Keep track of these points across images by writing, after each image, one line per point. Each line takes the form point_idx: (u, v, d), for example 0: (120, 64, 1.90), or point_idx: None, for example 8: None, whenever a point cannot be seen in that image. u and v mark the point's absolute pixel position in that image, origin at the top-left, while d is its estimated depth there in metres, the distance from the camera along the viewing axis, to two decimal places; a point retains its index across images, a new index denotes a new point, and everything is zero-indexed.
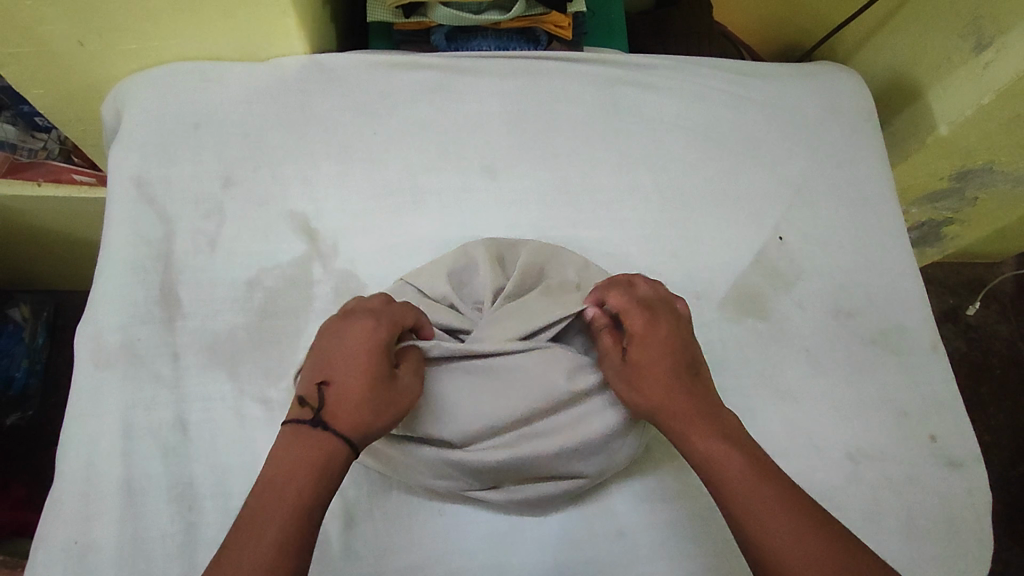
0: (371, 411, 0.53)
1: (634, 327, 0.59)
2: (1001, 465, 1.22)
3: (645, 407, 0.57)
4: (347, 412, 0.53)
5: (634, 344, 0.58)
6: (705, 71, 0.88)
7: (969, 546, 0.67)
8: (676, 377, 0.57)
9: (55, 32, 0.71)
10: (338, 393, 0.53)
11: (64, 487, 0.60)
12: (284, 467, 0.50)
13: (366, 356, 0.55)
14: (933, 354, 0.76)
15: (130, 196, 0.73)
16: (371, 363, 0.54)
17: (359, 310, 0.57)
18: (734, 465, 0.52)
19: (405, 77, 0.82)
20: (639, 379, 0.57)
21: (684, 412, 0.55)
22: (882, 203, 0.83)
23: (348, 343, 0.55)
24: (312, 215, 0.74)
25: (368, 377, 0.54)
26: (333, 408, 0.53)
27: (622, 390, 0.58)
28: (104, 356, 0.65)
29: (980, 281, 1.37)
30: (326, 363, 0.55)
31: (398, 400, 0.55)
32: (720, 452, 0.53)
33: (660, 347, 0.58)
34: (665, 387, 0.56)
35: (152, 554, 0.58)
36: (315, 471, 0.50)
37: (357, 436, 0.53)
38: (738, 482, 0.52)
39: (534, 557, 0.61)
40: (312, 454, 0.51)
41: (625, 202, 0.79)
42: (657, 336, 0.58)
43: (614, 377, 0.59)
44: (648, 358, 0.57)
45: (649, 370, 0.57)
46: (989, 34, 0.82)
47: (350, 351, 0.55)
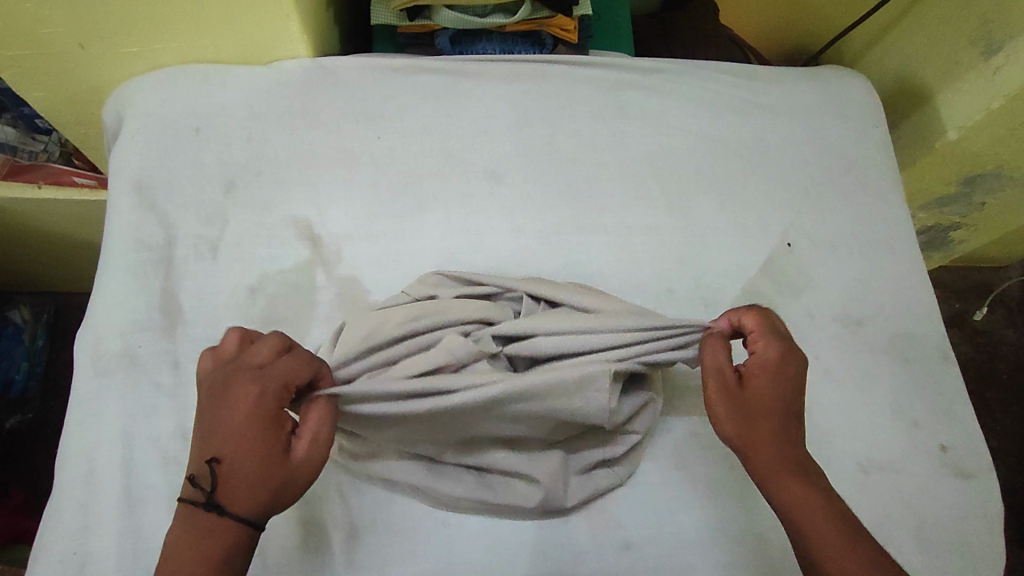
0: (267, 490, 0.47)
1: (757, 353, 0.56)
2: (1009, 472, 1.21)
3: (741, 434, 0.53)
4: (241, 493, 0.47)
5: (754, 373, 0.55)
6: (712, 75, 0.87)
7: (981, 558, 0.66)
8: (787, 416, 0.54)
9: (56, 35, 0.70)
10: (226, 472, 0.47)
11: (63, 496, 0.59)
12: (179, 560, 0.45)
13: (255, 430, 0.48)
14: (944, 362, 0.75)
15: (131, 200, 0.72)
16: (259, 438, 0.48)
17: (247, 368, 0.50)
18: (827, 516, 0.50)
19: (409, 80, 0.81)
20: (748, 406, 0.54)
21: (776, 451, 0.53)
22: (891, 209, 0.82)
23: (235, 415, 0.48)
24: (315, 221, 0.73)
25: (257, 453, 0.47)
26: (226, 490, 0.47)
27: (720, 412, 0.54)
28: (104, 363, 0.64)
29: (987, 286, 1.36)
30: (213, 434, 0.48)
31: (299, 471, 0.49)
32: (812, 501, 0.51)
33: (782, 382, 0.55)
34: (771, 423, 0.53)
35: (151, 565, 0.57)
36: (212, 562, 0.45)
37: (258, 516, 0.47)
38: (831, 533, 0.49)
39: (539, 569, 0.60)
40: (208, 544, 0.46)
41: (632, 207, 0.78)
42: (783, 369, 0.55)
43: (718, 398, 0.55)
44: (763, 391, 0.54)
45: (760, 400, 0.54)
46: (998, 38, 0.81)
47: (235, 425, 0.48)
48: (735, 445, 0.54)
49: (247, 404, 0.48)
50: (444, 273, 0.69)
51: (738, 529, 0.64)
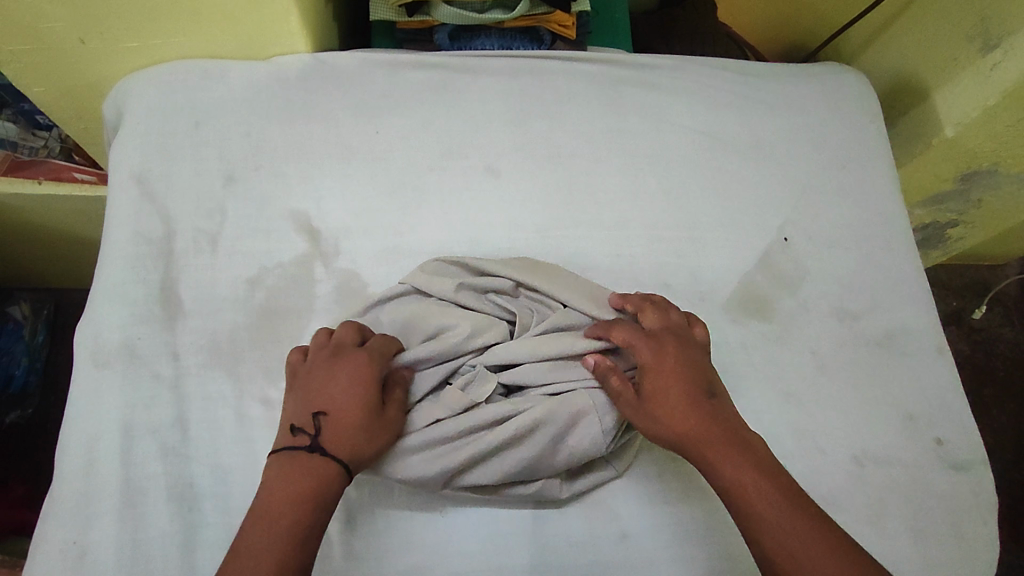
0: (365, 437, 0.54)
1: (642, 357, 0.58)
2: (1005, 469, 1.22)
3: (669, 437, 0.55)
4: (341, 440, 0.53)
5: (650, 372, 0.57)
6: (710, 71, 0.88)
7: (976, 551, 0.66)
8: (697, 402, 0.56)
9: (56, 30, 0.70)
10: (332, 420, 0.54)
11: (63, 487, 0.60)
12: (277, 498, 0.50)
13: (359, 389, 0.56)
14: (939, 357, 0.75)
15: (131, 194, 0.72)
16: (360, 391, 0.55)
17: (348, 345, 0.59)
18: (763, 490, 0.51)
19: (407, 76, 0.82)
20: (660, 409, 0.55)
21: (700, 434, 0.54)
22: (888, 204, 0.83)
23: (342, 375, 0.56)
24: (314, 215, 0.74)
25: (358, 407, 0.55)
26: (331, 435, 0.53)
27: (641, 425, 0.56)
28: (104, 356, 0.65)
29: (984, 284, 1.37)
30: (319, 393, 0.56)
31: (391, 425, 0.56)
32: (749, 478, 0.52)
33: (674, 374, 0.57)
34: (690, 415, 0.55)
35: (151, 555, 0.58)
36: (305, 499, 0.50)
37: (356, 460, 0.53)
38: (768, 507, 0.50)
39: (535, 560, 0.61)
40: (310, 482, 0.51)
41: (630, 203, 0.78)
42: (667, 363, 0.57)
43: (633, 414, 0.57)
44: (667, 383, 0.56)
45: (669, 398, 0.56)
46: (996, 35, 0.81)
47: (341, 382, 0.56)
48: (667, 440, 0.55)
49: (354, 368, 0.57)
50: (444, 261, 0.69)
51: (734, 521, 0.64)
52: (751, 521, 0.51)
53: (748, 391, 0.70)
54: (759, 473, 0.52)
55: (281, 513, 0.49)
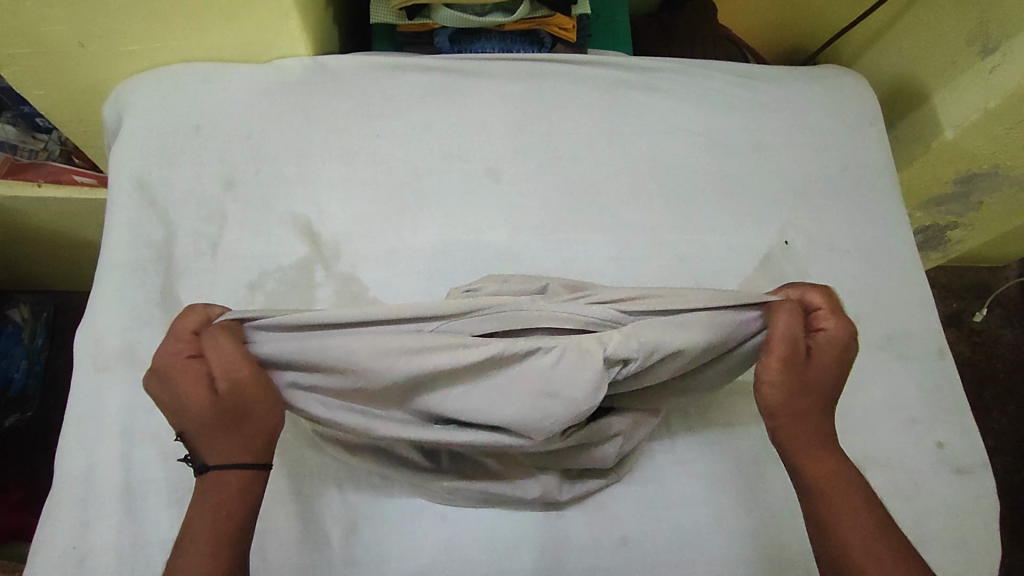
0: (239, 428, 0.48)
1: (828, 329, 0.54)
2: (1006, 472, 1.22)
3: (789, 406, 0.52)
4: (211, 446, 0.48)
5: (821, 345, 0.54)
6: (711, 74, 0.88)
7: (976, 555, 0.66)
8: (832, 396, 0.53)
9: (56, 34, 0.70)
10: (196, 433, 0.48)
11: (63, 491, 0.60)
12: (191, 520, 0.47)
13: (189, 389, 0.48)
14: (940, 360, 0.75)
15: (131, 198, 0.72)
16: (199, 392, 0.48)
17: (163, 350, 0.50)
18: (853, 493, 0.51)
19: (408, 79, 0.81)
20: (801, 382, 0.53)
21: (815, 425, 0.53)
22: (888, 208, 0.83)
23: (174, 387, 0.48)
24: (315, 218, 0.73)
25: (200, 407, 0.48)
26: (202, 449, 0.48)
27: (773, 381, 0.53)
28: (104, 360, 0.64)
29: (985, 286, 1.37)
30: (171, 411, 0.49)
31: (257, 396, 0.48)
32: (842, 479, 0.51)
33: (837, 358, 0.54)
34: (817, 404, 0.53)
35: (151, 560, 0.58)
36: (216, 512, 0.47)
37: (246, 453, 0.48)
38: (856, 507, 0.50)
39: (537, 563, 0.61)
40: (215, 495, 0.48)
41: (631, 206, 0.78)
42: (845, 344, 0.54)
43: (773, 368, 0.53)
44: (824, 364, 0.53)
45: (816, 375, 0.53)
46: (995, 38, 0.81)
47: (177, 393, 0.48)
48: (781, 415, 0.53)
49: (178, 372, 0.49)
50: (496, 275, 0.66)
51: (736, 524, 0.64)
52: (835, 513, 0.50)
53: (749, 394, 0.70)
54: (856, 477, 0.51)
55: (197, 532, 0.47)
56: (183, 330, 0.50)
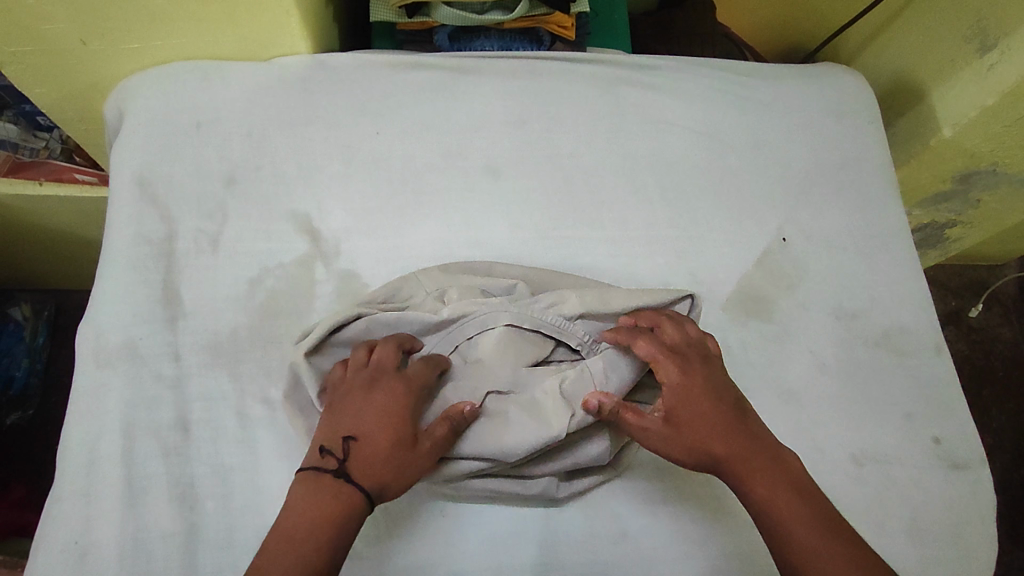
0: (395, 470, 0.53)
1: (666, 380, 0.57)
2: (1004, 469, 1.22)
3: (696, 461, 0.55)
4: (369, 471, 0.52)
5: (670, 395, 0.56)
6: (709, 72, 0.88)
7: (973, 549, 0.66)
8: (725, 424, 0.55)
9: (57, 31, 0.71)
10: (359, 447, 0.53)
11: (66, 486, 0.60)
12: (301, 520, 0.50)
13: (391, 419, 0.55)
14: (937, 356, 0.76)
15: (132, 195, 0.72)
16: (391, 425, 0.54)
17: (388, 370, 0.57)
18: (796, 512, 0.52)
19: (408, 77, 0.82)
20: (694, 434, 0.55)
21: (731, 457, 0.54)
22: (886, 205, 0.83)
23: (375, 403, 0.55)
24: (315, 215, 0.74)
25: (388, 438, 0.54)
26: (357, 465, 0.53)
27: (673, 452, 0.55)
28: (107, 355, 0.65)
29: (983, 284, 1.37)
30: (346, 417, 0.55)
31: (423, 461, 0.54)
32: (778, 498, 0.53)
33: (701, 389, 0.56)
34: (729, 437, 0.55)
35: (152, 554, 0.58)
36: (330, 523, 0.50)
37: (379, 490, 0.52)
38: (801, 528, 0.51)
39: (536, 558, 0.61)
40: (334, 505, 0.51)
41: (629, 203, 0.79)
42: (693, 378, 0.57)
43: (663, 443, 0.56)
44: (691, 406, 0.56)
45: (692, 420, 0.55)
46: (993, 36, 0.82)
47: (373, 410, 0.55)
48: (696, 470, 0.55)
49: (389, 398, 0.56)
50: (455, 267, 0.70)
51: (734, 519, 0.65)
52: (790, 543, 0.51)
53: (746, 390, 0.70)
54: (791, 490, 0.53)
55: (307, 533, 0.49)
56: (414, 376, 0.58)
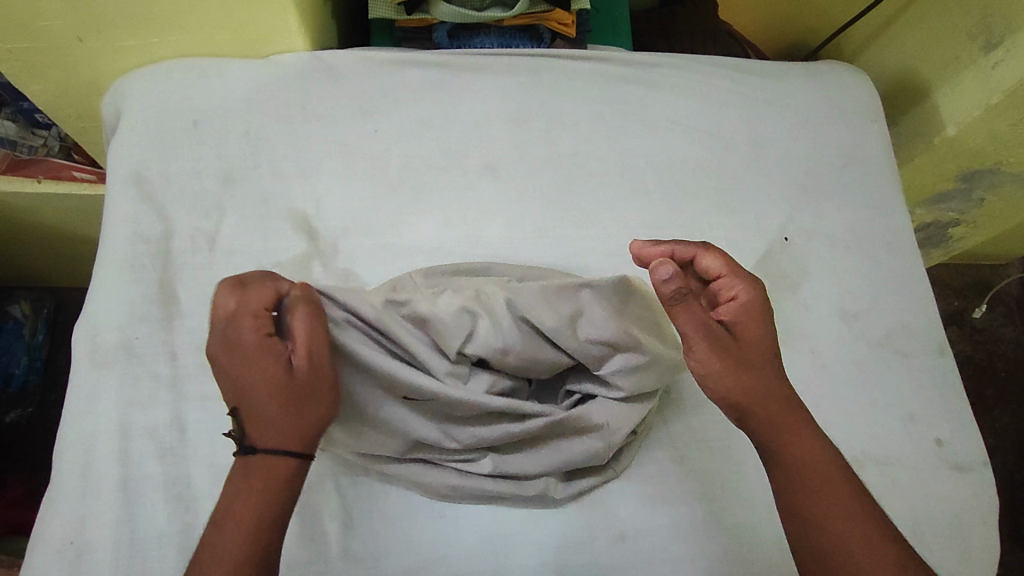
0: (290, 414, 0.48)
1: (740, 297, 0.56)
2: (1007, 470, 1.22)
3: (752, 388, 0.53)
4: (268, 432, 0.48)
5: (740, 313, 0.55)
6: (711, 70, 0.87)
7: (975, 553, 0.66)
8: (776, 360, 0.55)
9: (53, 28, 0.70)
10: (247, 414, 0.48)
11: (61, 486, 0.60)
12: (234, 503, 0.48)
13: (253, 366, 0.48)
14: (940, 357, 0.75)
15: (129, 193, 0.72)
16: (252, 374, 0.48)
17: (220, 323, 0.49)
18: (831, 468, 0.52)
19: (406, 74, 0.81)
20: (750, 361, 0.54)
21: (780, 395, 0.54)
22: (888, 205, 0.82)
23: (230, 362, 0.48)
24: (313, 214, 0.73)
25: (263, 386, 0.48)
26: (254, 429, 0.48)
27: (720, 367, 0.53)
28: (102, 355, 0.64)
29: (987, 284, 1.36)
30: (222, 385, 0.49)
31: (312, 388, 0.49)
32: (818, 451, 0.53)
33: (764, 322, 0.56)
34: (777, 379, 0.54)
35: (148, 556, 0.58)
36: (261, 500, 0.48)
37: (291, 441, 0.48)
38: (836, 483, 0.51)
39: (535, 559, 0.61)
40: (255, 484, 0.48)
41: (629, 202, 0.78)
42: (761, 308, 0.56)
43: (715, 353, 0.53)
44: (757, 330, 0.55)
45: (756, 344, 0.55)
46: (999, 32, 0.81)
47: (231, 370, 0.49)
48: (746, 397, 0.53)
49: (238, 347, 0.48)
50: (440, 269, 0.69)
51: (734, 521, 0.64)
52: (811, 488, 0.51)
53: None
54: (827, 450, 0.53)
55: (240, 517, 0.47)
56: (254, 305, 0.49)
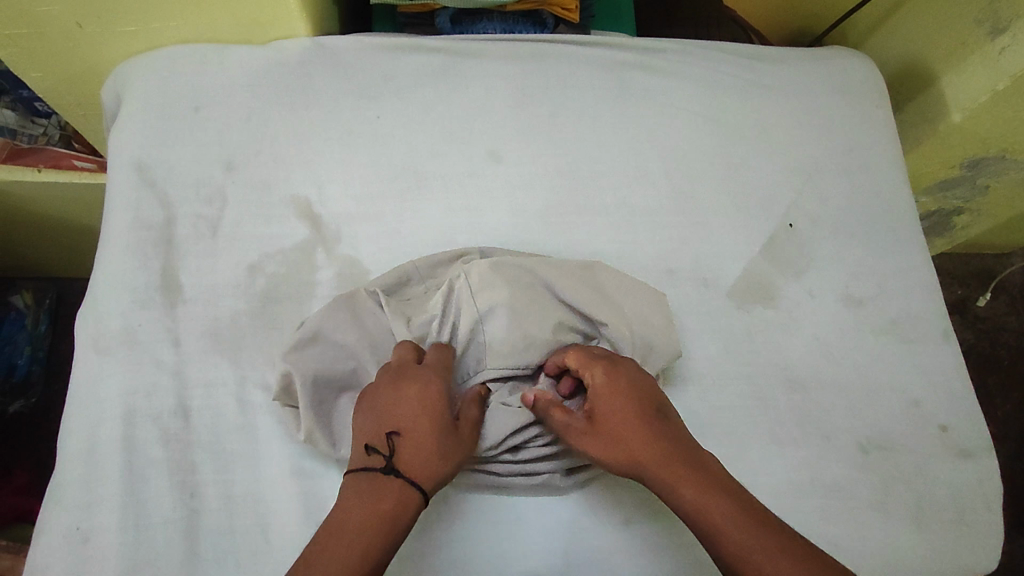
0: (438, 456, 0.53)
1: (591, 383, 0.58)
2: (1009, 459, 1.22)
3: (626, 463, 0.55)
4: (417, 461, 0.53)
5: (595, 398, 0.57)
6: (715, 55, 0.87)
7: (978, 538, 0.66)
8: (647, 422, 0.56)
9: (52, 14, 0.69)
10: (399, 438, 0.54)
11: (66, 473, 0.60)
12: (356, 513, 0.50)
13: (431, 412, 0.55)
14: (945, 344, 0.75)
15: (131, 180, 0.72)
16: (428, 412, 0.55)
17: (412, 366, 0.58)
18: (722, 508, 0.50)
19: (408, 59, 0.81)
20: (614, 437, 0.55)
21: (655, 455, 0.54)
22: (894, 191, 0.82)
23: (411, 395, 0.55)
24: (315, 200, 0.73)
25: (431, 428, 0.54)
26: (403, 458, 0.53)
27: (595, 453, 0.56)
28: (105, 341, 0.64)
29: (990, 273, 1.36)
30: (386, 412, 0.55)
31: (457, 450, 0.55)
32: (704, 494, 0.51)
33: (622, 392, 0.57)
34: (649, 436, 0.55)
35: (154, 541, 0.58)
36: (385, 517, 0.50)
37: (427, 481, 0.53)
38: (728, 523, 0.50)
39: (540, 546, 0.61)
40: (392, 500, 0.51)
41: (632, 187, 0.78)
42: (616, 380, 0.58)
43: (586, 444, 0.56)
44: (612, 406, 0.56)
45: (614, 421, 0.56)
46: (1005, 17, 0.80)
47: (410, 402, 0.55)
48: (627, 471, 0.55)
49: (429, 389, 0.56)
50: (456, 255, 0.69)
51: None
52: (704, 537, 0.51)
53: (750, 377, 0.70)
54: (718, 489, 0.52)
55: (364, 527, 0.49)
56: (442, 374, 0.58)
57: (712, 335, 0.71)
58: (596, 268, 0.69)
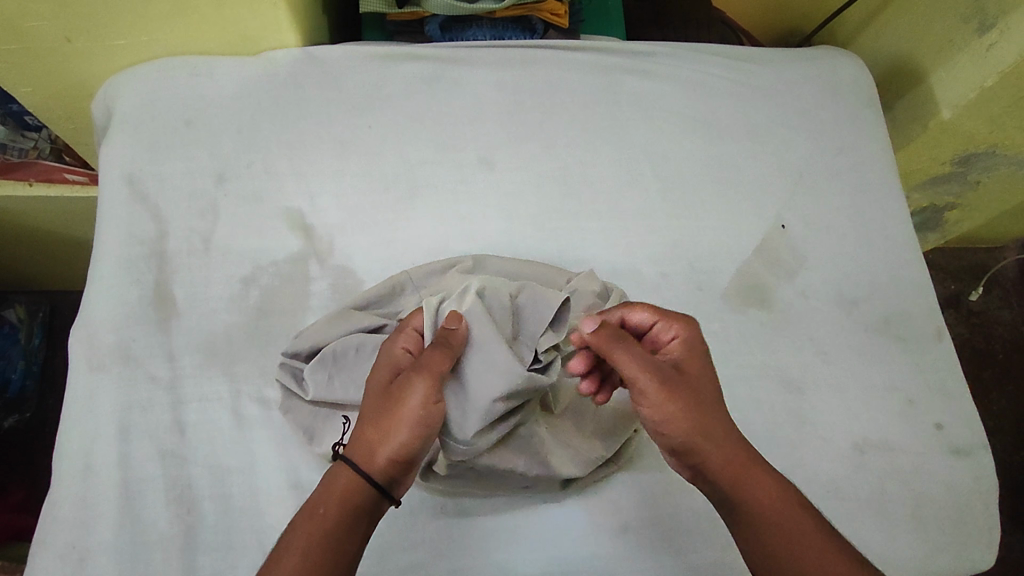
0: (371, 430, 0.52)
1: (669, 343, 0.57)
2: (1005, 452, 1.22)
3: (702, 439, 0.52)
4: (354, 440, 0.52)
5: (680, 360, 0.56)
6: (705, 58, 0.87)
7: (973, 536, 0.67)
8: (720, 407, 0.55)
9: (41, 29, 0.69)
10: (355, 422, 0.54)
11: (61, 492, 0.59)
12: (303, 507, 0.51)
13: (372, 391, 0.54)
14: (938, 341, 0.75)
15: (122, 195, 0.71)
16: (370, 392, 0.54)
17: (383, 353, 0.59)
18: (793, 510, 0.51)
19: (399, 68, 0.80)
20: (691, 409, 0.53)
21: (731, 442, 0.53)
22: (884, 190, 0.82)
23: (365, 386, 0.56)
24: (308, 211, 0.73)
25: (370, 404, 0.53)
26: (349, 442, 0.53)
27: (671, 417, 0.53)
28: (99, 358, 0.64)
29: (983, 267, 1.36)
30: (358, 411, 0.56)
31: (394, 411, 0.52)
32: (784, 500, 0.52)
33: (698, 363, 0.56)
34: (729, 434, 0.54)
35: (151, 558, 0.58)
36: (313, 501, 0.50)
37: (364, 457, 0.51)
38: (807, 524, 0.51)
39: (540, 553, 0.61)
40: (326, 488, 0.51)
41: (625, 191, 0.78)
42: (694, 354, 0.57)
43: (660, 407, 0.53)
44: (693, 371, 0.55)
45: (693, 390, 0.54)
46: (992, 14, 0.81)
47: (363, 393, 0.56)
48: (691, 447, 0.53)
49: (378, 369, 0.56)
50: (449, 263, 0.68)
51: None
52: (763, 546, 0.51)
53: (745, 379, 0.70)
54: (795, 495, 0.52)
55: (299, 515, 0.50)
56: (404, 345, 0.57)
57: (708, 337, 0.71)
58: (593, 274, 0.68)
